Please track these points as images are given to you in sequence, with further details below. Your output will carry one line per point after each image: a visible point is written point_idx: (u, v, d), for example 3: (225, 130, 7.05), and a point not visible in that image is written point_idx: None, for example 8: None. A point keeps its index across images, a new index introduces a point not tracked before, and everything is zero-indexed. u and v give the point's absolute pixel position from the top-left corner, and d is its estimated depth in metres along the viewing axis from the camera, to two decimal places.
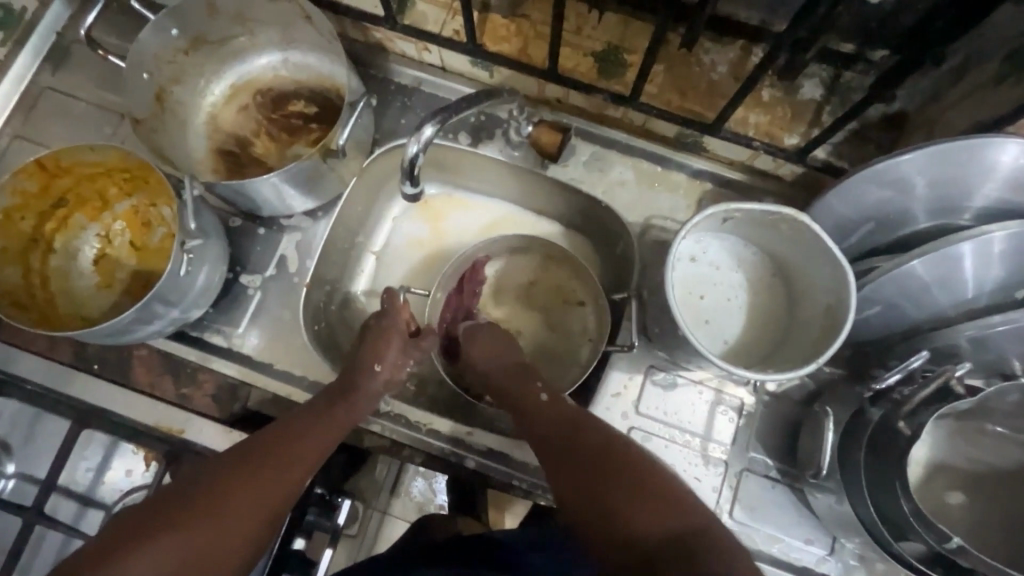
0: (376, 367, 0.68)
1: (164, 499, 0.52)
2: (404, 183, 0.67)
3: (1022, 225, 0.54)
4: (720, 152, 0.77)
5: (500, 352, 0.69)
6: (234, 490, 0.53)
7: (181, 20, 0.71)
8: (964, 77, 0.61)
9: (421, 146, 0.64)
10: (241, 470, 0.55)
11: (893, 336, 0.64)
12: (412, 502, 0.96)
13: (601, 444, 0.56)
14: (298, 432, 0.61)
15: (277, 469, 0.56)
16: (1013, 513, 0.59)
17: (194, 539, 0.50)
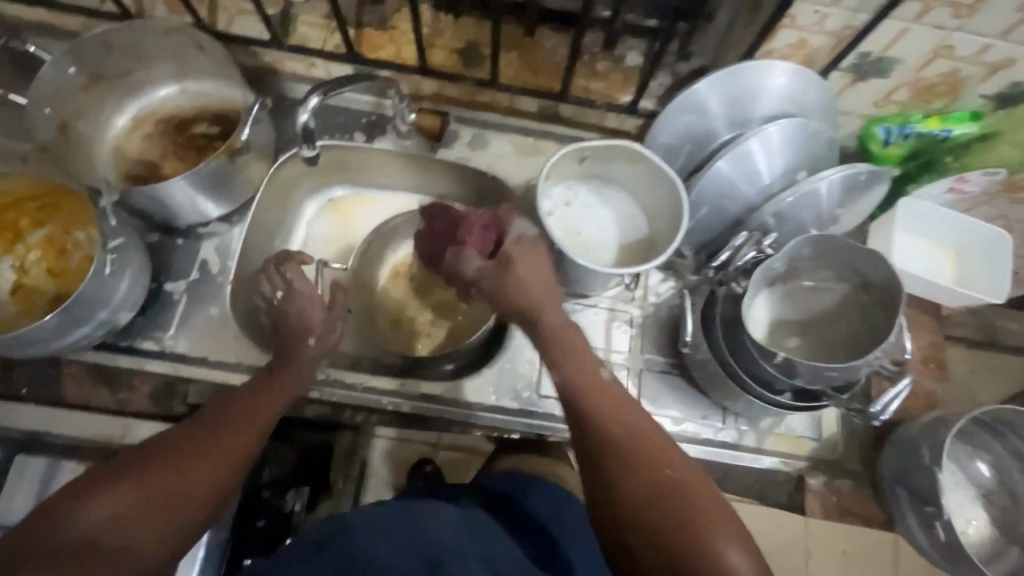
0: (311, 340, 0.72)
1: (129, 454, 0.55)
2: (302, 147, 0.79)
3: (786, 122, 0.73)
4: (577, 117, 0.94)
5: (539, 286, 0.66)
6: (198, 449, 0.56)
7: (79, 59, 0.79)
8: (732, 29, 0.81)
9: (311, 114, 0.74)
10: (206, 427, 0.59)
11: (725, 230, 0.80)
12: None
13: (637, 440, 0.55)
14: (255, 398, 0.64)
15: (232, 429, 0.60)
16: (833, 344, 0.76)
17: (151, 482, 0.52)
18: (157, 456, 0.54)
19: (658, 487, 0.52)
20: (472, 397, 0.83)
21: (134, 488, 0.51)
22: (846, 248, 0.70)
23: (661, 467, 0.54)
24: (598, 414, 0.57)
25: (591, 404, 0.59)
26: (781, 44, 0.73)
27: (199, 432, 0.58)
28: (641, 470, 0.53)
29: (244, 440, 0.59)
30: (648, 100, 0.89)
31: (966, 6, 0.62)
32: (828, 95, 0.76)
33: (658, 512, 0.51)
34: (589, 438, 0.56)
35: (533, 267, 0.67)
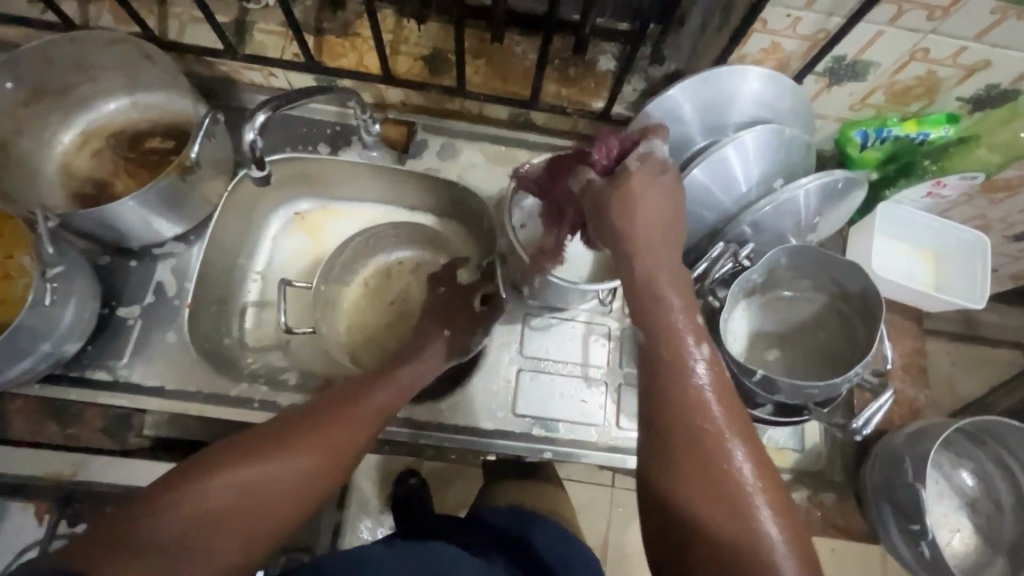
0: (445, 332, 0.76)
1: (222, 452, 0.54)
2: (252, 168, 0.73)
3: (763, 128, 0.70)
4: (548, 124, 0.91)
5: (650, 209, 0.57)
6: (282, 458, 0.55)
7: (17, 73, 0.74)
8: (704, 32, 0.78)
9: (257, 132, 0.69)
10: (298, 433, 0.57)
11: (701, 240, 0.78)
12: (360, 538, 1.02)
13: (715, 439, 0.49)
14: (345, 407, 0.62)
15: (314, 447, 0.57)
16: (813, 356, 0.74)
17: (234, 491, 0.52)
18: (240, 457, 0.54)
19: (723, 495, 0.47)
20: (444, 418, 0.79)
21: (215, 496, 0.51)
22: (823, 257, 0.68)
23: (728, 462, 0.48)
24: (678, 394, 0.51)
25: (671, 369, 0.52)
26: (754, 48, 0.71)
27: (289, 442, 0.56)
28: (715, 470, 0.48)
29: (336, 444, 0.59)
30: (621, 106, 0.87)
31: (941, 9, 0.60)
32: (803, 99, 0.73)
33: (712, 519, 0.46)
34: (660, 418, 0.50)
35: (653, 188, 0.57)
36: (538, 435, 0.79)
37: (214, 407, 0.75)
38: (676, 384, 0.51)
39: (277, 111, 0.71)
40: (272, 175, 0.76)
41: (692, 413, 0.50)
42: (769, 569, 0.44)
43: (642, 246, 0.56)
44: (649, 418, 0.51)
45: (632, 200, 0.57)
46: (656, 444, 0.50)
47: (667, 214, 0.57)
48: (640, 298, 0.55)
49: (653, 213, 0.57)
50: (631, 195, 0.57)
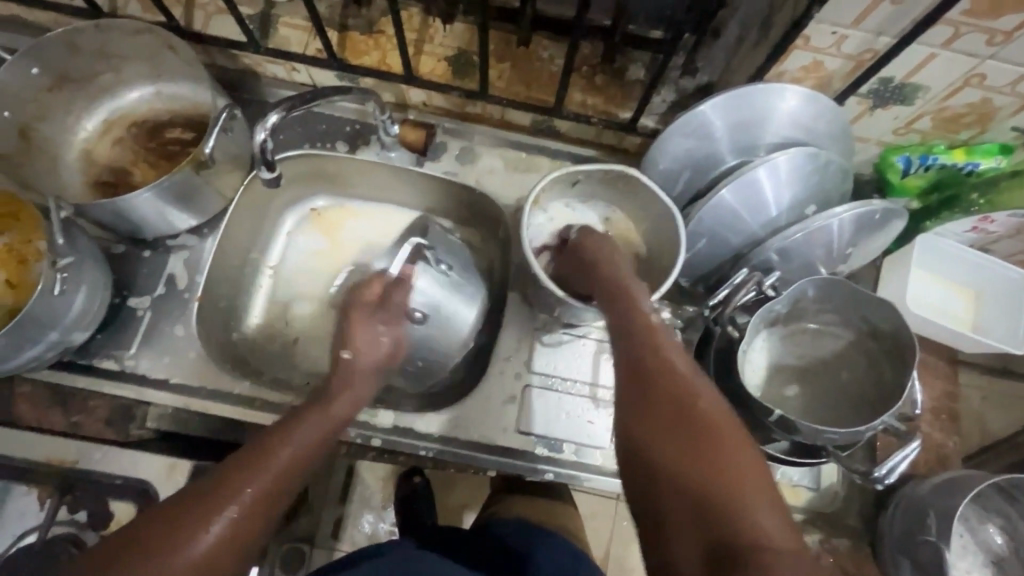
0: (347, 352, 0.71)
1: (150, 521, 0.53)
2: (262, 169, 0.71)
3: (796, 151, 0.66)
4: (571, 132, 0.89)
5: (608, 255, 0.67)
6: (215, 506, 0.54)
7: (42, 59, 0.74)
8: (741, 45, 0.74)
9: (269, 133, 0.68)
10: (227, 482, 0.56)
11: (725, 264, 0.74)
12: (360, 534, 1.00)
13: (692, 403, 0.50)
14: (281, 439, 0.60)
15: (258, 478, 0.57)
16: (836, 394, 0.70)
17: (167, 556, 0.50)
18: (170, 523, 0.52)
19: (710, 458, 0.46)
20: (447, 431, 0.78)
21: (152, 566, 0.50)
22: (855, 294, 0.64)
23: (694, 395, 0.50)
24: (642, 350, 0.55)
25: (642, 336, 0.57)
26: (794, 66, 0.67)
27: (219, 490, 0.55)
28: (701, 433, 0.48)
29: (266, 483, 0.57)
30: (649, 118, 0.83)
31: (1003, 33, 0.56)
32: (844, 121, 0.69)
33: (697, 477, 0.46)
34: (630, 374, 0.54)
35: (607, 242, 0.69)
36: (541, 454, 0.77)
37: (216, 404, 0.74)
38: (654, 355, 0.54)
39: (291, 112, 0.70)
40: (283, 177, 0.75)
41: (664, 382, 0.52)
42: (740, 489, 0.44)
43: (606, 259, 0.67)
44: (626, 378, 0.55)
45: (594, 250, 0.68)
46: (633, 407, 0.52)
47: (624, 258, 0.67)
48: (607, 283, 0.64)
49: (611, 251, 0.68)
50: (593, 253, 0.68)
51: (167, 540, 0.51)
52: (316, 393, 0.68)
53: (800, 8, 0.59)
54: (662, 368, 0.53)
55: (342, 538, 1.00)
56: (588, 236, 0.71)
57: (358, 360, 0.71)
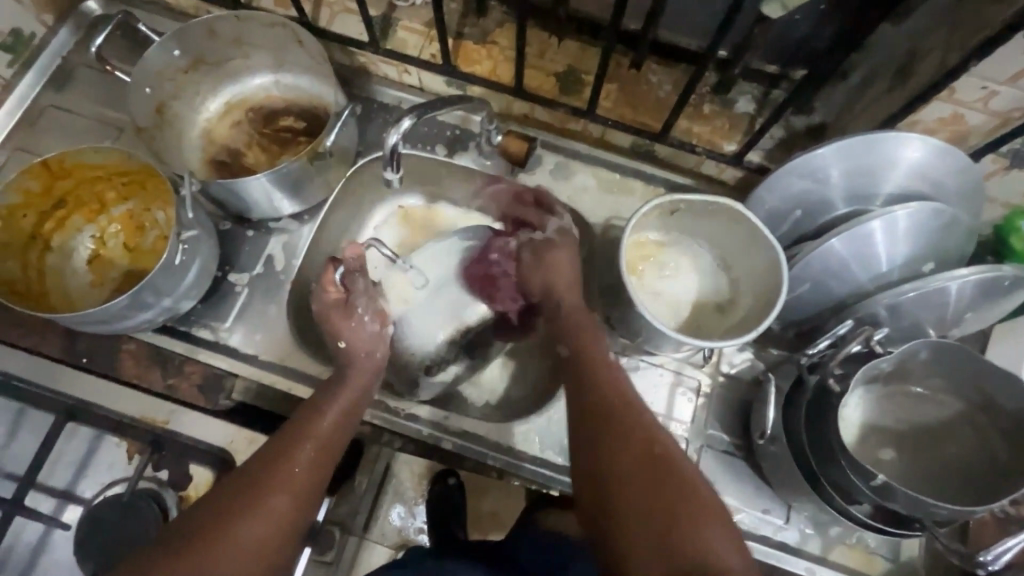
0: (341, 342, 0.74)
1: (231, 489, 0.58)
2: (386, 170, 0.73)
3: (920, 206, 0.63)
4: (670, 159, 0.87)
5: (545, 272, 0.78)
6: (294, 461, 0.61)
7: (184, 42, 0.79)
8: (867, 89, 0.71)
9: (400, 138, 0.70)
10: (292, 443, 0.63)
11: (825, 312, 0.71)
12: (389, 527, 0.96)
13: (638, 424, 0.60)
14: (319, 407, 0.67)
15: (316, 436, 0.64)
16: (933, 465, 0.66)
17: (274, 504, 0.57)
18: (254, 486, 0.58)
19: (646, 475, 0.55)
20: (515, 441, 0.78)
21: (264, 514, 0.56)
22: (972, 363, 0.61)
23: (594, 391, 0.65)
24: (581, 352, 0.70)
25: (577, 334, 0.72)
26: (930, 117, 0.64)
27: (286, 452, 0.62)
28: (617, 447, 0.58)
29: (329, 437, 0.65)
30: (756, 152, 0.81)
31: None
32: (976, 180, 0.65)
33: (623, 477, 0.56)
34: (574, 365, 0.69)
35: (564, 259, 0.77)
36: None
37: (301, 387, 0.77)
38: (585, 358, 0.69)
39: (421, 118, 0.71)
40: (398, 181, 0.77)
41: (619, 399, 0.63)
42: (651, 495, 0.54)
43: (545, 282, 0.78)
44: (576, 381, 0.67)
45: (538, 270, 0.79)
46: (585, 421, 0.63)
47: (561, 267, 0.77)
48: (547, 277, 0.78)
49: (559, 260, 0.78)
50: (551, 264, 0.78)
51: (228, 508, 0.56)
52: (330, 377, 0.72)
53: (951, 60, 0.57)
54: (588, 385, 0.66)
55: (373, 527, 0.96)
56: (557, 253, 0.78)
57: (353, 348, 0.73)
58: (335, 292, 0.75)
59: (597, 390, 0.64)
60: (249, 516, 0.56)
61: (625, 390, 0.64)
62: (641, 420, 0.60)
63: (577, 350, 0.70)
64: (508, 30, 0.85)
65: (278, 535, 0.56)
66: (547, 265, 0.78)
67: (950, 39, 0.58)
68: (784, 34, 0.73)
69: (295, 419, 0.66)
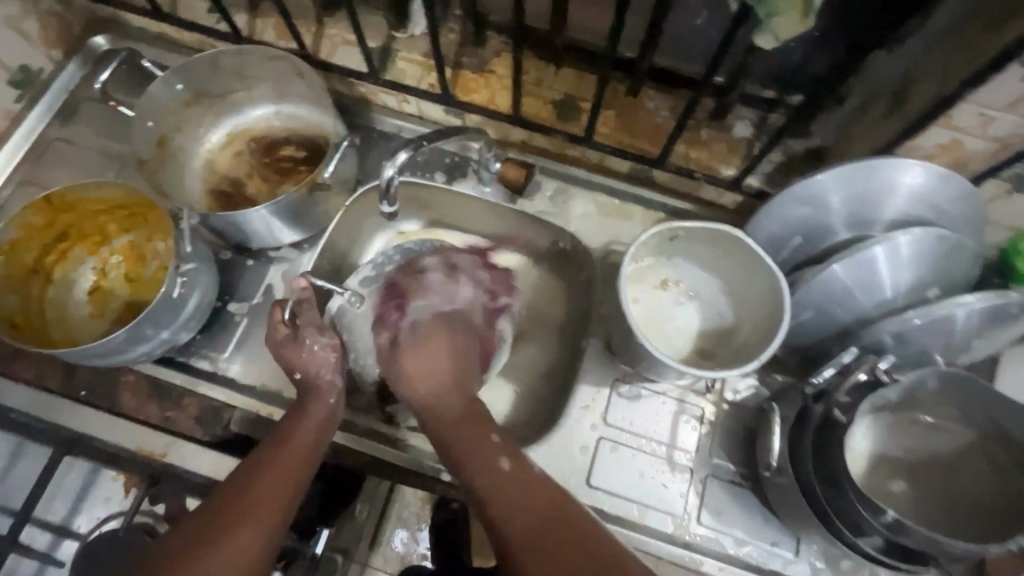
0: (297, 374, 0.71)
1: (198, 521, 0.59)
2: (383, 203, 0.74)
3: (922, 233, 0.62)
4: (669, 183, 0.86)
5: (426, 365, 0.75)
6: (258, 495, 0.61)
7: (186, 76, 0.81)
8: (865, 114, 0.71)
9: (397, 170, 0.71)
10: (258, 476, 0.63)
11: (829, 339, 0.70)
12: (393, 553, 0.95)
13: (544, 504, 0.60)
14: (285, 436, 0.67)
15: (280, 467, 0.64)
16: (949, 499, 0.63)
17: (241, 536, 0.58)
18: (222, 519, 0.59)
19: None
20: None
21: (232, 548, 0.57)
22: (982, 395, 0.59)
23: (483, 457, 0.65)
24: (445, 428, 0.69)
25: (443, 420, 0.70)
26: (929, 143, 0.63)
27: (252, 485, 0.62)
28: (538, 535, 0.57)
29: (297, 467, 0.65)
30: (754, 177, 0.80)
31: None
32: (979, 205, 0.65)
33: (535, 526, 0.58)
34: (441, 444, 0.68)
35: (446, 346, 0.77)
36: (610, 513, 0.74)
37: None
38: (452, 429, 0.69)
39: (418, 150, 0.72)
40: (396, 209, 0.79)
41: (542, 502, 0.60)
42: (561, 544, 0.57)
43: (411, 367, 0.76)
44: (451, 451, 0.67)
45: (416, 369, 0.75)
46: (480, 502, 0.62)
47: (436, 358, 0.76)
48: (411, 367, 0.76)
49: (435, 348, 0.77)
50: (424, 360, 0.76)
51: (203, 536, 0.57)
52: (292, 407, 0.70)
53: (948, 85, 0.57)
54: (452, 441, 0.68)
55: (376, 554, 0.95)
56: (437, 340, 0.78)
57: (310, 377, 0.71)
58: (284, 330, 0.73)
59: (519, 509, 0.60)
60: (219, 548, 0.57)
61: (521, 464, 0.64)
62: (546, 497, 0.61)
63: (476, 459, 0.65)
64: (506, 59, 0.86)
65: (249, 560, 0.57)
66: (425, 355, 0.76)
67: (946, 66, 0.57)
68: (780, 60, 0.73)
69: (261, 451, 0.66)
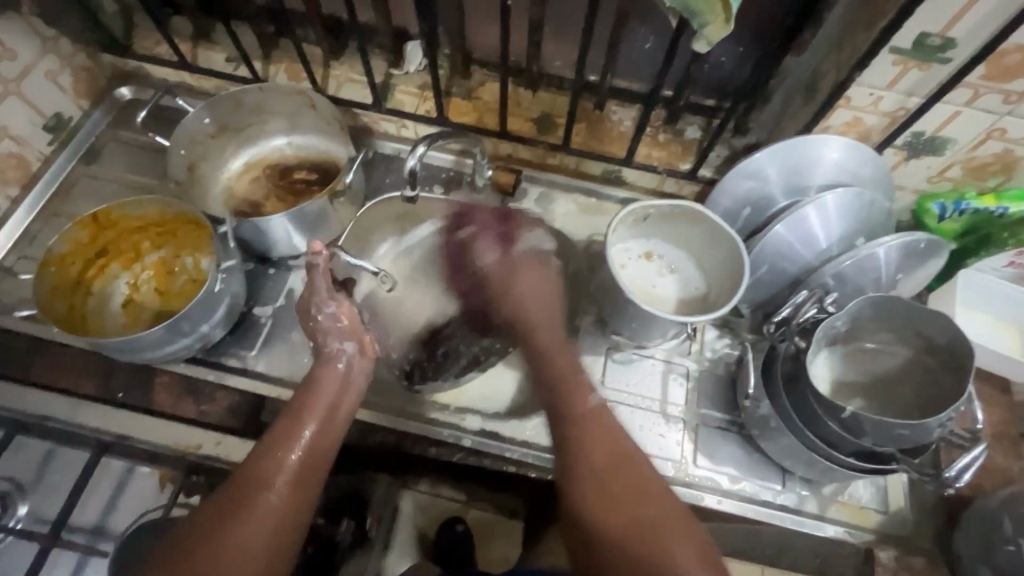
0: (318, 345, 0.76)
1: (219, 500, 0.62)
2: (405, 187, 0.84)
3: (845, 191, 0.77)
4: (636, 181, 1.01)
5: (536, 297, 0.83)
6: (277, 471, 0.64)
7: (214, 111, 0.93)
8: (787, 109, 0.88)
9: (417, 159, 0.81)
10: (275, 452, 0.66)
11: (783, 289, 0.84)
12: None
13: (620, 450, 0.68)
14: (296, 415, 0.70)
15: (297, 444, 0.67)
16: (894, 408, 0.76)
17: (265, 511, 0.62)
18: (242, 496, 0.62)
19: (630, 499, 0.63)
20: (528, 435, 0.84)
21: (259, 524, 0.60)
22: (909, 312, 0.72)
23: (575, 397, 0.73)
24: (553, 369, 0.76)
25: (546, 359, 0.78)
26: (837, 122, 0.79)
27: (269, 463, 0.65)
28: (618, 475, 0.65)
29: (316, 443, 0.69)
30: (706, 169, 0.96)
31: (1016, 93, 0.68)
32: (884, 170, 0.80)
33: (609, 475, 0.66)
34: (549, 380, 0.75)
35: (535, 280, 0.84)
36: None
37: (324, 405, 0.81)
38: (551, 368, 0.76)
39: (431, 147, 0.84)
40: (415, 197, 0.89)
41: (617, 447, 0.68)
42: (642, 488, 0.64)
43: (527, 292, 0.83)
44: (550, 386, 0.75)
45: (517, 292, 0.83)
46: (574, 441, 0.69)
47: (541, 294, 0.83)
48: (551, 305, 0.83)
49: (547, 288, 0.84)
50: (520, 286, 0.83)
51: (225, 514, 0.60)
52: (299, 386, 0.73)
53: (843, 74, 0.73)
54: (558, 374, 0.75)
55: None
56: (530, 275, 0.84)
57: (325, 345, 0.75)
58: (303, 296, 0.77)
59: (597, 450, 0.68)
60: (245, 524, 0.60)
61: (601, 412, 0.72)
62: (622, 447, 0.68)
63: (566, 400, 0.72)
64: (490, 86, 1.01)
65: (274, 532, 0.61)
66: (538, 290, 0.83)
67: (840, 60, 0.74)
68: (717, 72, 0.90)
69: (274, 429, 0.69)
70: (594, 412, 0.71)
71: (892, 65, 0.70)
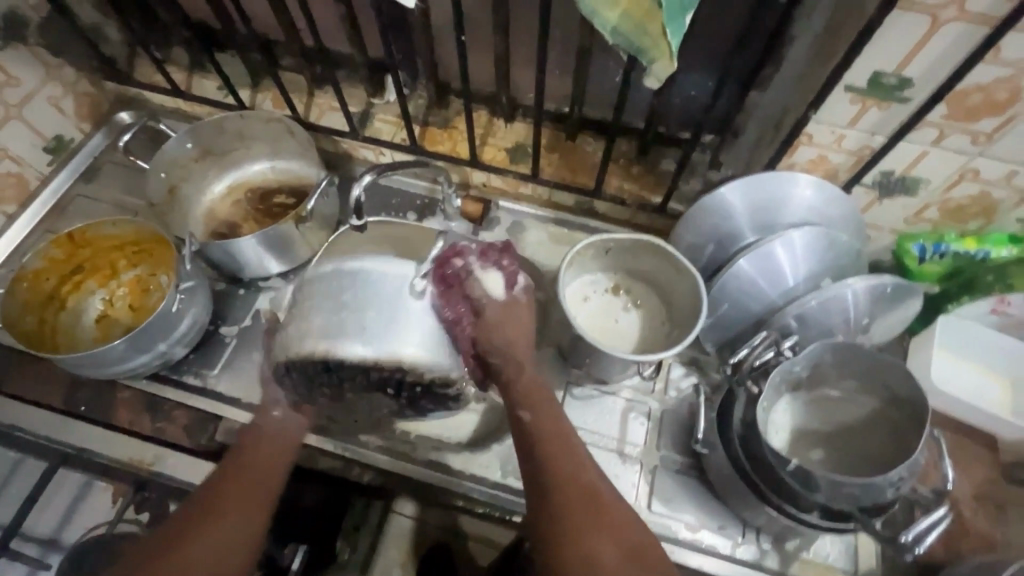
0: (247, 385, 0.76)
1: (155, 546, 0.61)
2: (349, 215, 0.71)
3: (809, 230, 0.74)
4: (610, 212, 1.00)
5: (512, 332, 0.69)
6: (220, 518, 0.63)
7: (196, 136, 0.97)
8: (757, 145, 0.86)
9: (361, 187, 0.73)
10: (217, 499, 0.65)
11: (747, 328, 0.81)
12: None
13: (609, 514, 0.60)
14: (242, 464, 0.69)
15: (243, 491, 0.66)
16: (858, 460, 0.72)
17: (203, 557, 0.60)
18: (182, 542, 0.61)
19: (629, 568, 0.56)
20: (478, 468, 0.83)
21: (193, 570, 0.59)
22: (868, 359, 0.69)
23: (562, 453, 0.65)
24: (534, 426, 0.67)
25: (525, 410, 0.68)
26: (802, 159, 0.77)
27: (212, 511, 0.64)
28: (601, 542, 0.57)
29: (261, 490, 0.68)
30: (678, 203, 0.94)
31: (984, 134, 0.65)
32: (855, 209, 0.77)
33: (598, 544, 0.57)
34: (530, 439, 0.66)
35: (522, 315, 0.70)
36: None
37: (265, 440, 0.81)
38: (535, 424, 0.67)
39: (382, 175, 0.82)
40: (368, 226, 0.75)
41: (612, 511, 0.60)
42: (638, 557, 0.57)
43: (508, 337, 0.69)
44: (526, 442, 0.66)
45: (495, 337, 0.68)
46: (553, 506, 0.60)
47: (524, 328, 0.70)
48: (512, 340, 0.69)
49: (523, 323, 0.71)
50: (501, 324, 0.68)
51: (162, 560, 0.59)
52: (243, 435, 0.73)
53: (802, 111, 0.72)
54: (539, 430, 0.66)
55: None
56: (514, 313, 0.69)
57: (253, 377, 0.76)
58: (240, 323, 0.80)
59: (574, 515, 0.59)
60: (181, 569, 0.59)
61: (578, 465, 0.64)
62: (609, 510, 0.60)
63: (543, 462, 0.64)
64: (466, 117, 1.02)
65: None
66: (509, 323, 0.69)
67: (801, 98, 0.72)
68: (687, 106, 0.89)
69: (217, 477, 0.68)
70: (575, 471, 0.63)
71: (851, 104, 0.67)
